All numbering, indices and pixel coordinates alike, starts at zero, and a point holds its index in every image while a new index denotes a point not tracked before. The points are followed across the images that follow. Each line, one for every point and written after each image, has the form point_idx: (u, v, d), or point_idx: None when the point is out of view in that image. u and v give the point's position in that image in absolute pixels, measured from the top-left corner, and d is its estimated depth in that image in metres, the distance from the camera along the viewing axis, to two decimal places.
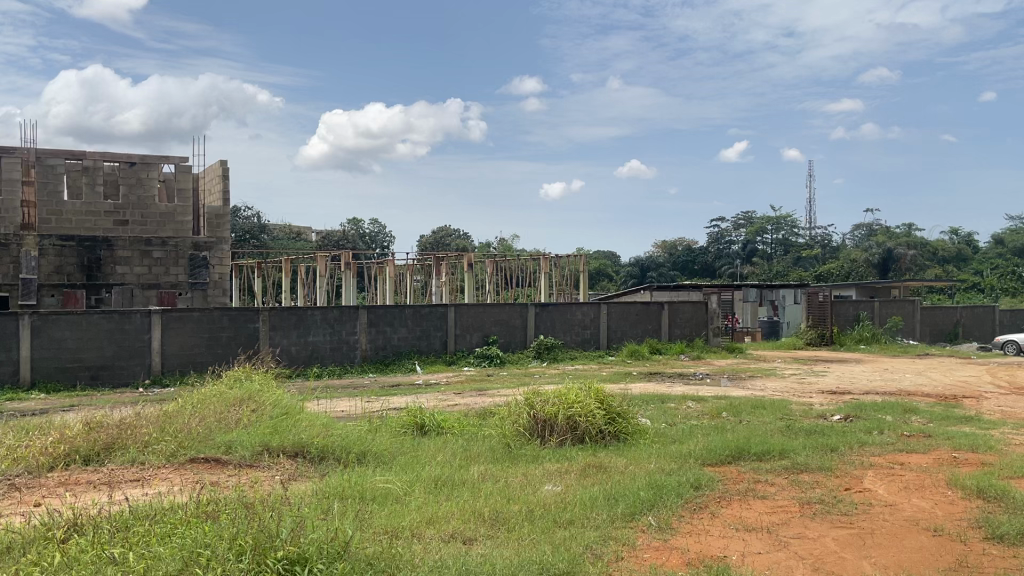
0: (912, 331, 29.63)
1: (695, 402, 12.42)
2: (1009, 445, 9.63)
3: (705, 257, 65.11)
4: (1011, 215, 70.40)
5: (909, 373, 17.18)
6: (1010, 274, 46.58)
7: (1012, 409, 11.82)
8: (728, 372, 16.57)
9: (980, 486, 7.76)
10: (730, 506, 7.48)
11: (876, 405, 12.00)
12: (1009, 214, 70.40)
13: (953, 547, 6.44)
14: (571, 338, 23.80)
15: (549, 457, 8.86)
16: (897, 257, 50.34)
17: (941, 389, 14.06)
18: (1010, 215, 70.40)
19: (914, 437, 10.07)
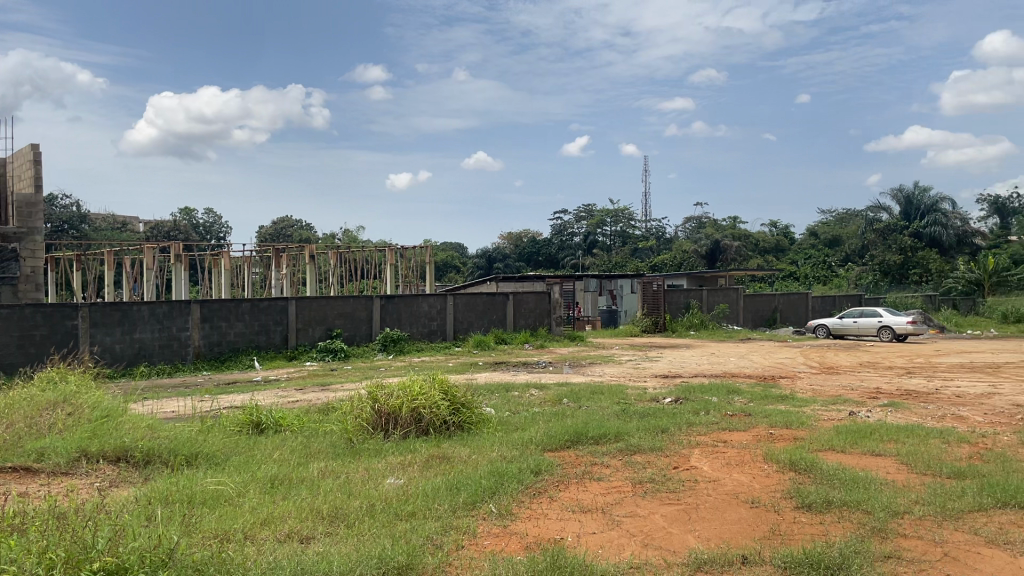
0: (736, 317, 31.66)
1: (538, 390, 12.72)
2: (819, 420, 10.50)
3: (548, 248, 66.82)
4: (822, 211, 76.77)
5: (733, 356, 18.41)
6: (821, 264, 50.75)
7: (821, 387, 12.92)
8: (569, 360, 17.10)
9: (792, 460, 8.44)
10: (567, 489, 7.73)
11: (703, 388, 12.74)
12: (822, 210, 76.72)
13: (768, 517, 6.97)
14: (417, 330, 23.73)
15: (391, 450, 8.79)
16: (723, 249, 53.67)
17: (760, 370, 15.13)
18: (822, 210, 76.74)
19: (737, 416, 10.78)
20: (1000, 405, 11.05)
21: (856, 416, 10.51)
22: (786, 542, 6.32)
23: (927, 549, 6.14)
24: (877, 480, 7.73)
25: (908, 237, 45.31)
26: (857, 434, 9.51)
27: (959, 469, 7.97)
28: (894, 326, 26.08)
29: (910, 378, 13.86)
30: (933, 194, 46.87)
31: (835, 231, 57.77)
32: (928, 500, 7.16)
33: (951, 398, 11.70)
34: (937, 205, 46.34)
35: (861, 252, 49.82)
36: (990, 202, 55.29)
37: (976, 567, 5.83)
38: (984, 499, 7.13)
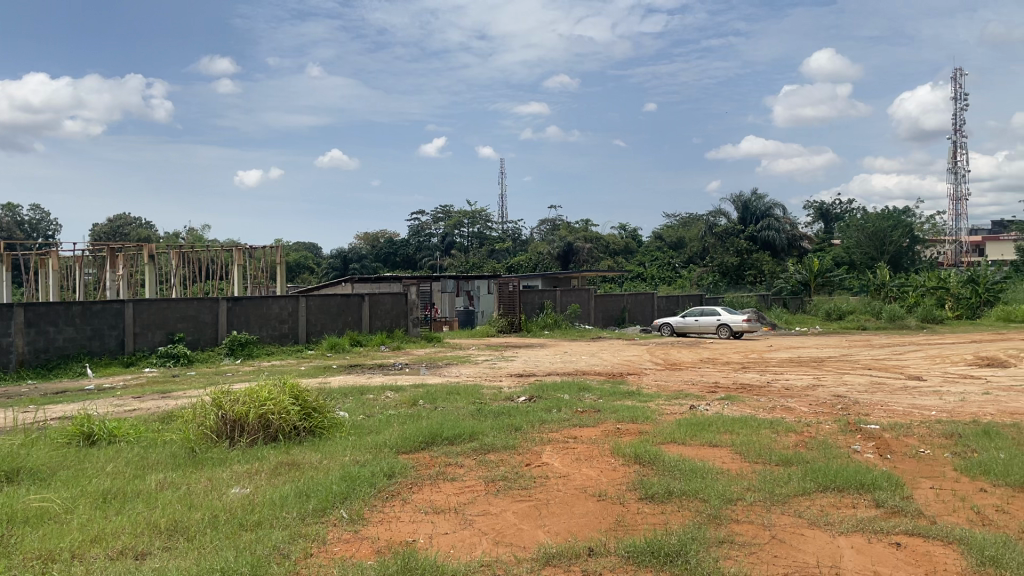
0: (588, 316, 32.66)
1: (393, 392, 12.62)
2: (662, 414, 11.02)
3: (406, 249, 66.40)
4: (669, 215, 80.38)
5: (585, 354, 18.98)
6: (666, 265, 53.27)
7: (666, 383, 13.57)
8: (426, 361, 17.07)
9: (637, 453, 8.82)
10: (420, 490, 7.72)
11: (556, 385, 13.08)
12: (669, 214, 80.33)
13: (613, 508, 7.24)
14: (268, 333, 22.97)
15: (237, 458, 8.47)
16: (576, 251, 55.11)
17: (609, 368, 15.69)
18: (669, 215, 80.34)
19: (587, 412, 11.14)
20: (823, 396, 12.00)
21: (697, 410, 11.09)
22: (629, 532, 6.59)
23: (757, 533, 6.59)
24: (713, 470, 8.21)
25: (744, 240, 48.26)
26: (696, 427, 10.07)
27: (786, 457, 8.59)
28: (731, 324, 27.81)
29: (745, 373, 14.81)
30: (766, 201, 50.05)
31: (680, 234, 60.78)
32: (759, 487, 7.67)
33: (780, 391, 12.59)
34: (769, 211, 49.57)
35: (702, 255, 52.67)
36: (815, 208, 59.79)
37: (799, 547, 6.31)
38: (807, 484, 7.72)
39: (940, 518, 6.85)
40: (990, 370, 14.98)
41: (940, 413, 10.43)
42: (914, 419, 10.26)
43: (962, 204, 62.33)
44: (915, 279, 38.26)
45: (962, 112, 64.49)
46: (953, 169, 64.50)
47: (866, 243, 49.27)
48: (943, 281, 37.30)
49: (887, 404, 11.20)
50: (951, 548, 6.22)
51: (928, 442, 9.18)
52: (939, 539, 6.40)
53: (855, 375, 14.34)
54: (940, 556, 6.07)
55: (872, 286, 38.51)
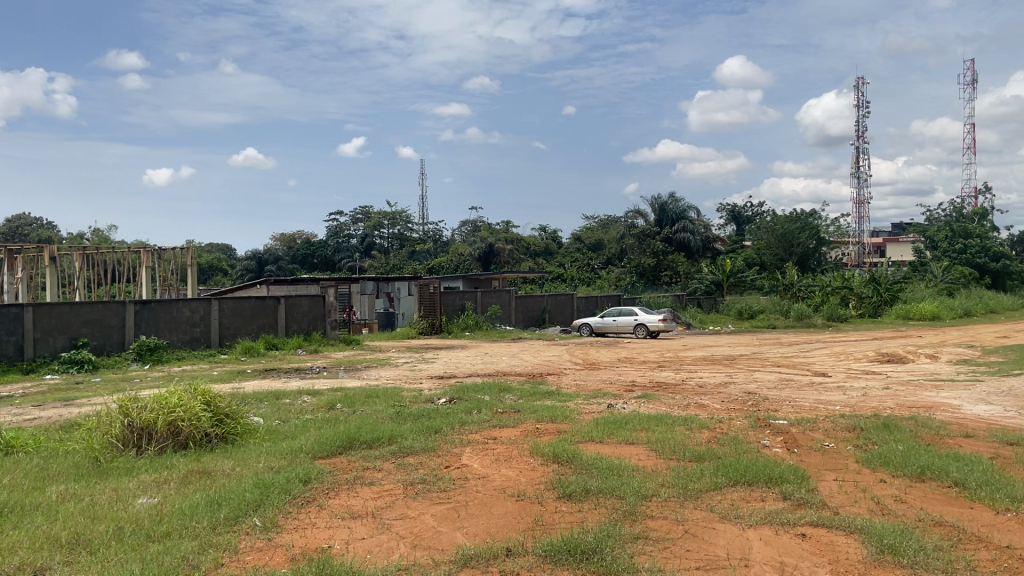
0: (508, 318, 32.77)
1: (310, 396, 12.39)
2: (581, 413, 11.15)
3: (324, 250, 65.30)
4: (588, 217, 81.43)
5: (506, 355, 19.03)
6: (585, 265, 53.94)
7: (585, 382, 13.74)
8: (344, 364, 16.83)
9: (555, 452, 8.90)
10: (337, 496, 7.61)
11: (476, 387, 13.08)
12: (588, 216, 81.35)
13: (532, 508, 7.29)
14: (178, 337, 22.25)
15: (145, 468, 8.17)
16: (497, 252, 55.26)
17: (529, 369, 15.78)
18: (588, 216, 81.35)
19: (506, 413, 11.18)
20: (735, 393, 12.36)
21: (614, 408, 11.27)
22: (547, 531, 6.65)
23: (671, 527, 6.74)
24: (630, 467, 8.36)
25: (660, 242, 49.26)
26: (613, 425, 10.23)
27: (699, 453, 8.81)
28: (648, 324, 28.41)
29: (661, 371, 15.11)
30: (682, 203, 51.22)
31: (598, 235, 61.65)
32: (673, 483, 7.84)
33: (695, 388, 12.91)
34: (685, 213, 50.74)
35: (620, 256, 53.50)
36: (728, 211, 61.50)
37: (711, 541, 6.48)
38: (719, 479, 7.94)
39: (843, 508, 7.15)
40: (889, 366, 15.72)
41: (843, 408, 10.89)
42: (820, 413, 10.67)
43: (864, 207, 65.16)
44: (821, 279, 39.77)
45: (864, 119, 67.34)
46: (856, 173, 67.33)
47: (776, 245, 51.01)
48: (847, 281, 38.92)
49: (795, 400, 11.62)
50: (853, 538, 6.49)
51: (833, 435, 9.57)
52: (842, 529, 6.67)
53: (765, 372, 14.83)
54: (842, 546, 6.33)
55: (781, 286, 39.87)
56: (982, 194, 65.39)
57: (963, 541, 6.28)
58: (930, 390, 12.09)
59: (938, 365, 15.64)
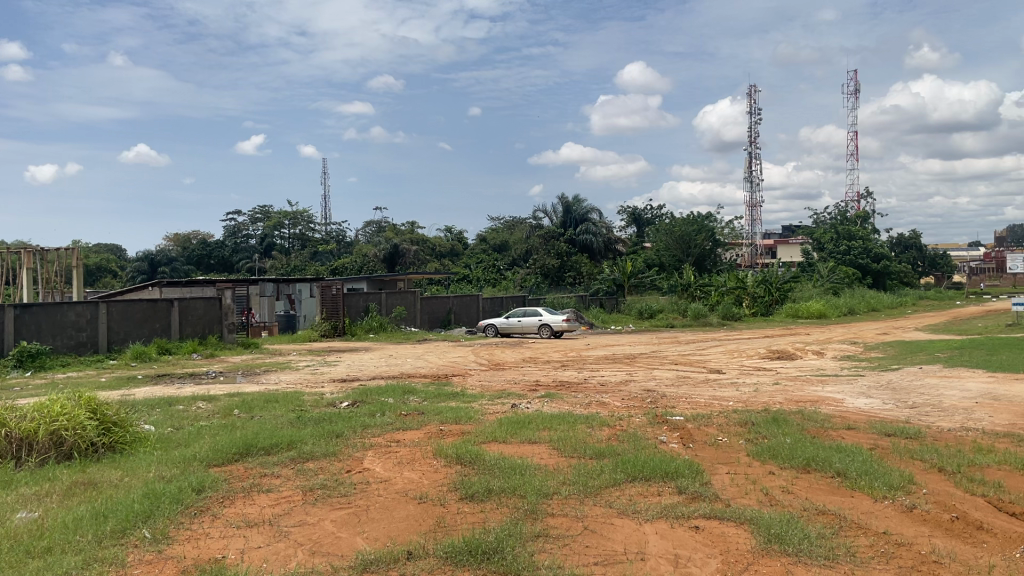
0: (413, 319, 32.57)
1: (206, 402, 11.99)
2: (485, 414, 11.20)
3: (221, 251, 63.29)
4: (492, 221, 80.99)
5: (410, 357, 18.91)
6: (490, 266, 54.08)
7: (490, 383, 13.78)
8: (243, 368, 16.38)
9: (458, 454, 8.89)
10: (232, 504, 7.40)
11: (379, 389, 12.95)
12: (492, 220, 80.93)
13: (433, 510, 7.27)
14: (62, 343, 21.18)
15: (24, 481, 7.72)
16: (402, 253, 54.75)
17: (434, 370, 15.74)
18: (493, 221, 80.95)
19: (410, 415, 11.11)
20: (635, 391, 12.66)
21: (517, 408, 11.36)
22: (448, 533, 6.65)
23: (571, 524, 6.85)
24: (532, 466, 8.45)
25: (565, 243, 49.88)
26: (516, 425, 10.32)
27: (599, 450, 8.98)
28: (552, 324, 28.82)
29: (564, 371, 15.32)
30: (586, 205, 52.06)
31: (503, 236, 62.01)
32: (573, 481, 7.97)
33: (597, 387, 13.14)
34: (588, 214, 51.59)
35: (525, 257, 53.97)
36: (629, 213, 62.81)
37: (609, 536, 6.63)
38: (618, 475, 8.12)
39: (734, 500, 7.44)
40: (780, 362, 16.42)
41: (737, 403, 11.30)
42: (715, 409, 11.05)
43: (757, 210, 67.82)
44: (717, 279, 41.12)
45: (757, 126, 70.11)
46: (749, 177, 70.02)
47: (674, 246, 52.46)
48: (742, 281, 40.39)
49: (692, 396, 11.99)
50: (743, 529, 6.75)
51: (726, 430, 9.93)
52: (732, 520, 6.94)
53: (663, 370, 15.25)
54: (733, 537, 6.58)
55: (679, 286, 40.91)
56: (864, 199, 69.12)
57: (844, 529, 6.62)
58: (816, 385, 12.70)
59: (824, 360, 16.46)
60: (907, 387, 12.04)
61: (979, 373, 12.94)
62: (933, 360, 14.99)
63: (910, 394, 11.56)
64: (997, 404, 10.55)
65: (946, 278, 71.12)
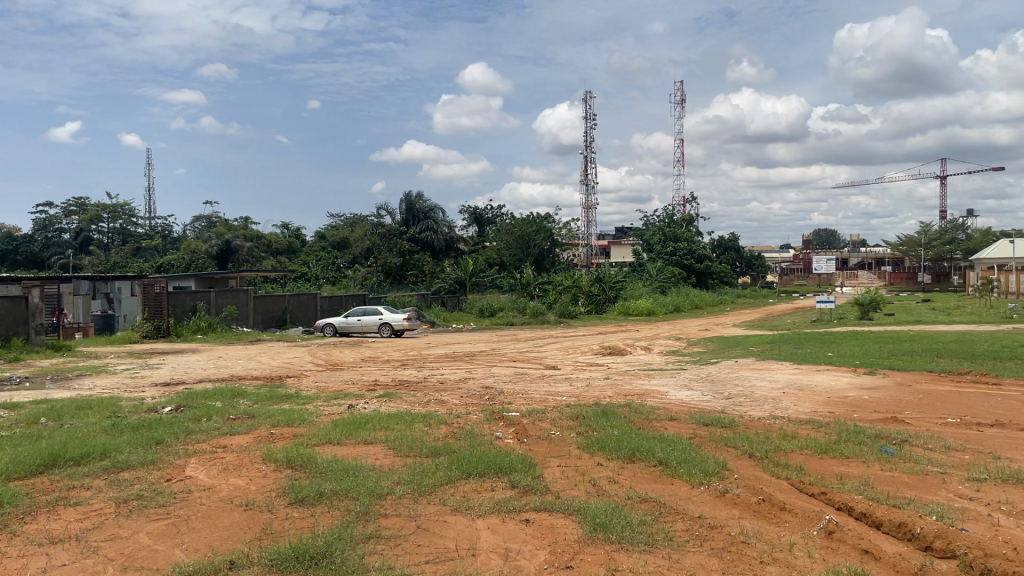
0: (246, 319, 31.25)
1: (7, 411, 10.94)
2: (319, 416, 10.92)
3: (29, 247, 58.08)
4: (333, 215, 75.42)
5: (241, 359, 18.16)
6: (330, 265, 52.74)
7: (325, 384, 13.45)
8: (51, 373, 15.09)
9: (288, 457, 8.62)
10: (34, 520, 6.81)
11: (206, 393, 12.33)
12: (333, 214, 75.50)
13: (260, 517, 7.01)
14: None
15: None
16: (234, 249, 52.38)
17: (267, 372, 15.19)
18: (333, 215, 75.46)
19: (239, 419, 10.66)
20: (473, 388, 12.78)
21: (354, 409, 11.17)
22: (275, 539, 6.44)
23: (403, 524, 6.81)
24: (366, 467, 8.33)
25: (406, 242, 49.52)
26: (352, 426, 10.12)
27: (435, 448, 8.99)
28: (392, 323, 28.75)
29: (404, 370, 15.22)
30: (428, 203, 51.88)
31: (342, 234, 60.77)
32: (408, 480, 7.92)
33: (435, 385, 13.16)
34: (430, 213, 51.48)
35: (366, 255, 53.13)
36: (471, 212, 63.14)
37: (441, 534, 6.65)
38: (453, 473, 8.15)
39: (563, 492, 7.66)
40: (610, 358, 17.12)
41: (570, 398, 11.65)
42: (549, 404, 11.35)
43: (592, 212, 70.33)
44: (555, 279, 42.17)
45: (592, 131, 72.64)
46: (585, 180, 72.40)
47: (514, 245, 53.34)
48: (577, 281, 41.71)
49: (528, 392, 12.25)
50: (570, 519, 6.97)
51: (559, 424, 10.22)
52: (560, 512, 7.14)
53: (500, 367, 15.51)
54: (561, 528, 6.78)
55: (519, 284, 41.44)
56: (690, 202, 73.34)
57: (663, 514, 6.99)
58: (643, 378, 13.35)
59: (650, 355, 17.33)
60: (723, 379, 12.90)
61: (787, 366, 14.05)
62: (747, 354, 16.11)
63: (726, 385, 12.40)
64: (802, 393, 11.49)
65: (761, 278, 76.82)
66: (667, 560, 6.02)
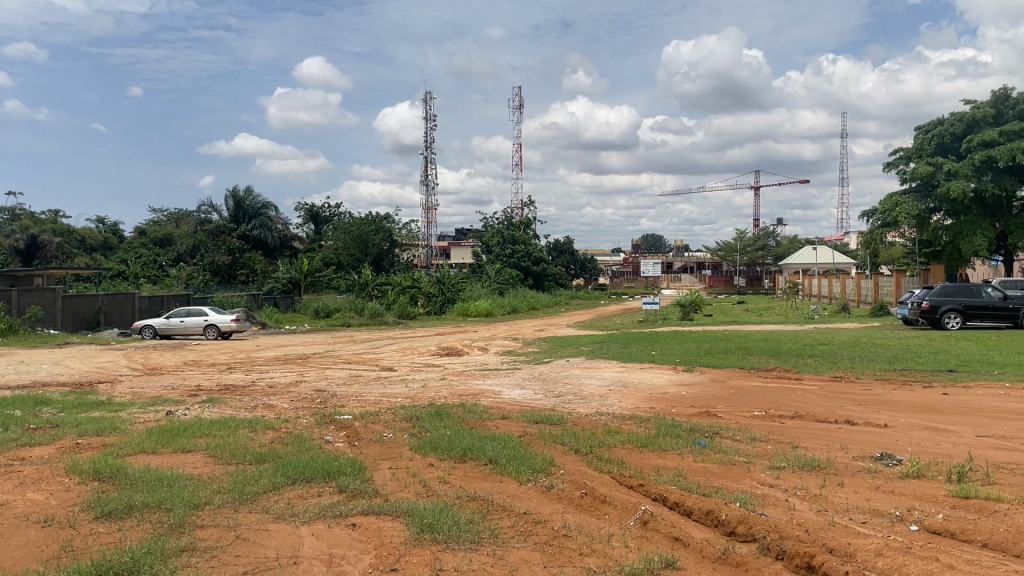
0: (53, 320, 28.88)
1: None
2: (133, 423, 10.25)
3: None
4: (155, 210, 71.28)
5: (46, 363, 16.70)
6: (151, 262, 49.80)
7: (144, 389, 12.64)
8: None
9: (96, 469, 8.02)
10: None
11: (4, 401, 11.25)
12: (154, 209, 71.21)
13: (59, 534, 6.47)
14: None
15: None
16: (42, 245, 48.16)
17: (76, 377, 14.08)
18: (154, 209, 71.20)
19: (41, 429, 9.81)
20: (304, 392, 12.41)
21: (172, 415, 10.53)
22: (76, 557, 5.97)
23: (221, 535, 6.51)
24: (183, 476, 7.90)
25: (237, 239, 47.46)
26: (169, 434, 9.56)
27: (260, 455, 8.64)
28: (218, 324, 27.50)
29: (230, 374, 14.54)
30: (259, 199, 49.74)
31: (165, 230, 57.60)
32: (228, 489, 7.58)
33: (263, 389, 12.68)
34: (263, 210, 49.46)
35: (192, 253, 50.49)
36: (306, 210, 61.44)
37: (262, 543, 6.41)
38: (277, 479, 7.88)
39: (392, 495, 7.58)
40: (446, 358, 17.19)
41: (404, 399, 11.59)
42: (383, 406, 11.24)
43: (432, 213, 70.38)
44: (393, 279, 41.75)
45: (432, 131, 72.62)
46: (425, 180, 72.27)
47: (352, 245, 52.40)
48: (416, 281, 41.49)
49: (361, 395, 12.05)
50: (397, 521, 6.91)
51: (392, 426, 10.14)
52: (388, 515, 7.06)
53: (334, 369, 15.17)
54: (387, 530, 6.71)
55: (357, 285, 40.72)
56: (528, 206, 74.94)
57: (490, 512, 7.08)
58: (477, 378, 13.48)
59: (486, 356, 17.53)
60: (554, 378, 13.26)
61: (613, 364, 14.64)
62: (578, 353, 16.68)
63: (557, 384, 12.76)
64: (626, 390, 12.02)
65: (594, 280, 79.89)
66: (491, 557, 6.09)
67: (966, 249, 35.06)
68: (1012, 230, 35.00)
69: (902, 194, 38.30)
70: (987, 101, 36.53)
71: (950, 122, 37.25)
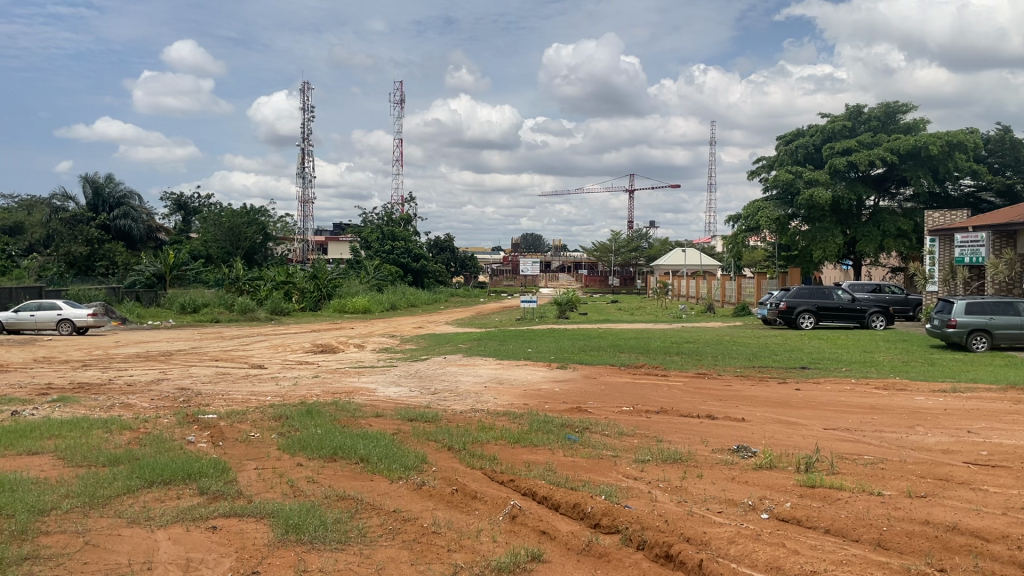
0: None
1: None
2: None
3: None
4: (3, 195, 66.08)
5: None
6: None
7: None
8: None
9: None
10: None
11: None
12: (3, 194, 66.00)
13: None
14: None
15: None
16: None
17: None
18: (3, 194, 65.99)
19: None
20: (167, 390, 11.86)
21: (18, 416, 9.82)
22: None
23: (69, 541, 6.13)
24: (26, 480, 7.38)
25: (96, 229, 44.87)
26: (13, 436, 8.90)
27: (114, 456, 8.20)
28: (73, 318, 25.90)
29: (85, 371, 13.70)
30: (121, 187, 47.33)
31: (15, 217, 53.68)
32: (78, 492, 7.15)
33: (121, 388, 12.03)
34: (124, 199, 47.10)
35: (45, 243, 47.36)
36: (173, 200, 58.62)
37: (113, 548, 6.08)
38: (133, 482, 7.50)
39: (256, 495, 7.36)
40: (321, 356, 16.86)
41: (274, 398, 11.28)
42: (251, 404, 10.89)
43: (309, 206, 68.64)
44: (266, 273, 40.44)
45: (310, 122, 70.88)
46: (302, 173, 70.48)
47: (222, 237, 50.50)
48: (290, 276, 40.44)
49: (229, 393, 11.64)
50: (260, 523, 6.71)
51: (259, 425, 9.83)
52: (251, 517, 6.84)
53: (200, 367, 14.58)
54: (250, 532, 6.50)
55: (227, 280, 39.26)
56: (409, 202, 74.26)
57: (359, 511, 6.99)
58: (351, 376, 13.29)
59: (361, 353, 17.28)
60: (430, 376, 13.21)
61: (489, 361, 14.75)
62: (455, 351, 16.68)
63: (432, 381, 12.73)
64: (501, 387, 12.13)
65: (474, 277, 80.18)
66: (358, 557, 6.01)
67: (818, 254, 37.30)
68: (861, 237, 37.48)
69: (764, 200, 40.47)
70: (843, 115, 39.16)
71: (811, 133, 39.64)
